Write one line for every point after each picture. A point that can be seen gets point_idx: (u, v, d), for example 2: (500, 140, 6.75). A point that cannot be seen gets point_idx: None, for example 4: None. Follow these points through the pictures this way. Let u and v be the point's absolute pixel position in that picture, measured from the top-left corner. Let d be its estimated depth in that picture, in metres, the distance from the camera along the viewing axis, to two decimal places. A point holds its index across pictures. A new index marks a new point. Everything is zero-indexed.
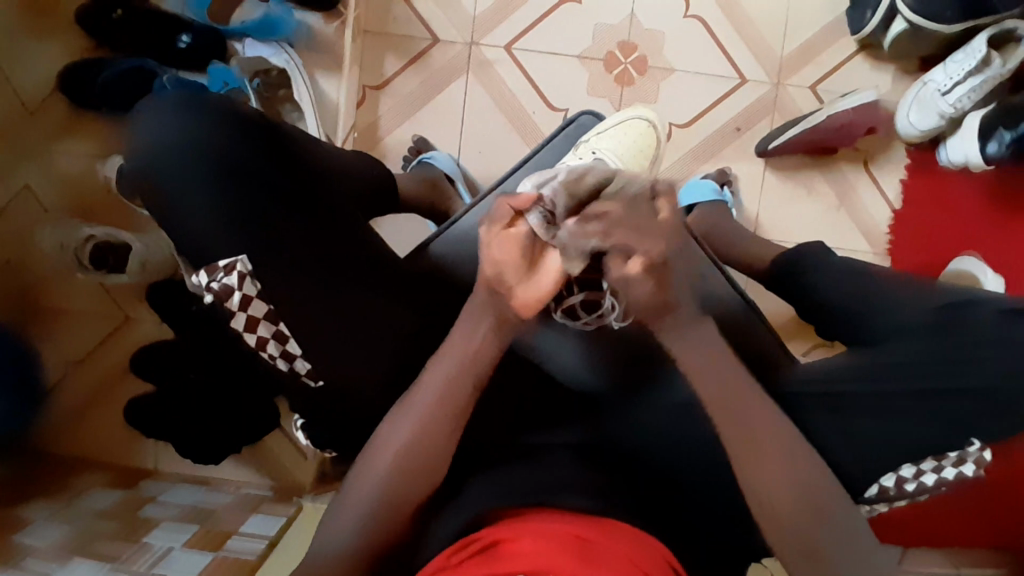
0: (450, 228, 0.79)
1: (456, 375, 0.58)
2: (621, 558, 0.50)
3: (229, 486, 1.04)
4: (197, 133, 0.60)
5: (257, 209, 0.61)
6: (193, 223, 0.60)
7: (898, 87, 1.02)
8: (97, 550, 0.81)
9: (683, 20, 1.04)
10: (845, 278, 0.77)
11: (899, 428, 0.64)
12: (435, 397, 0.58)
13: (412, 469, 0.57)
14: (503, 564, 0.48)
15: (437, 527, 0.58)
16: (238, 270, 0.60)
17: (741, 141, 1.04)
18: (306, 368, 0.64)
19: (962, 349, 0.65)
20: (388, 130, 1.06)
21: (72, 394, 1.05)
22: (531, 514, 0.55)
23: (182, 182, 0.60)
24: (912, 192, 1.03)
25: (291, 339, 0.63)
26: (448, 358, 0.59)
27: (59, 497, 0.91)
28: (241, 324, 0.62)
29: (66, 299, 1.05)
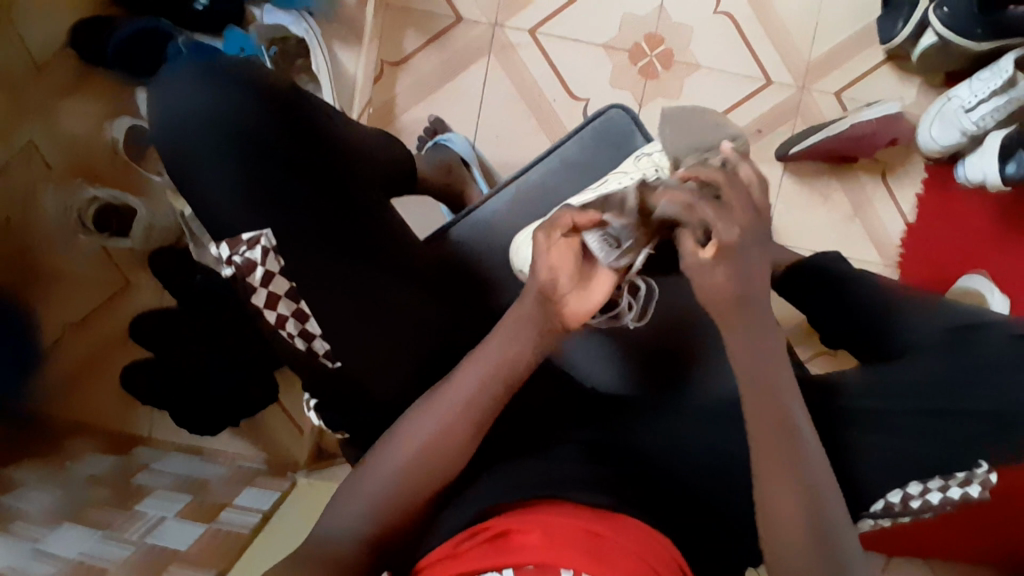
0: (470, 214, 0.77)
1: (486, 383, 0.58)
2: (632, 560, 0.50)
3: (224, 457, 1.03)
4: (226, 107, 0.58)
5: (283, 188, 0.59)
6: (213, 196, 0.58)
7: (923, 99, 1.01)
8: (89, 516, 0.81)
9: (711, 16, 1.02)
10: (858, 289, 0.75)
11: (909, 447, 0.64)
12: (462, 400, 0.57)
13: (428, 469, 0.56)
14: (509, 559, 0.49)
15: (441, 522, 0.57)
16: (262, 244, 0.59)
17: (762, 144, 1.03)
18: (326, 348, 0.62)
19: (978, 369, 0.65)
20: (405, 108, 1.04)
21: (69, 356, 1.03)
22: (545, 507, 0.54)
23: (209, 157, 0.58)
24: (926, 206, 1.03)
25: (312, 318, 0.61)
26: (476, 363, 0.59)
27: (51, 459, 0.91)
28: (261, 300, 0.61)
29: (66, 260, 1.03)
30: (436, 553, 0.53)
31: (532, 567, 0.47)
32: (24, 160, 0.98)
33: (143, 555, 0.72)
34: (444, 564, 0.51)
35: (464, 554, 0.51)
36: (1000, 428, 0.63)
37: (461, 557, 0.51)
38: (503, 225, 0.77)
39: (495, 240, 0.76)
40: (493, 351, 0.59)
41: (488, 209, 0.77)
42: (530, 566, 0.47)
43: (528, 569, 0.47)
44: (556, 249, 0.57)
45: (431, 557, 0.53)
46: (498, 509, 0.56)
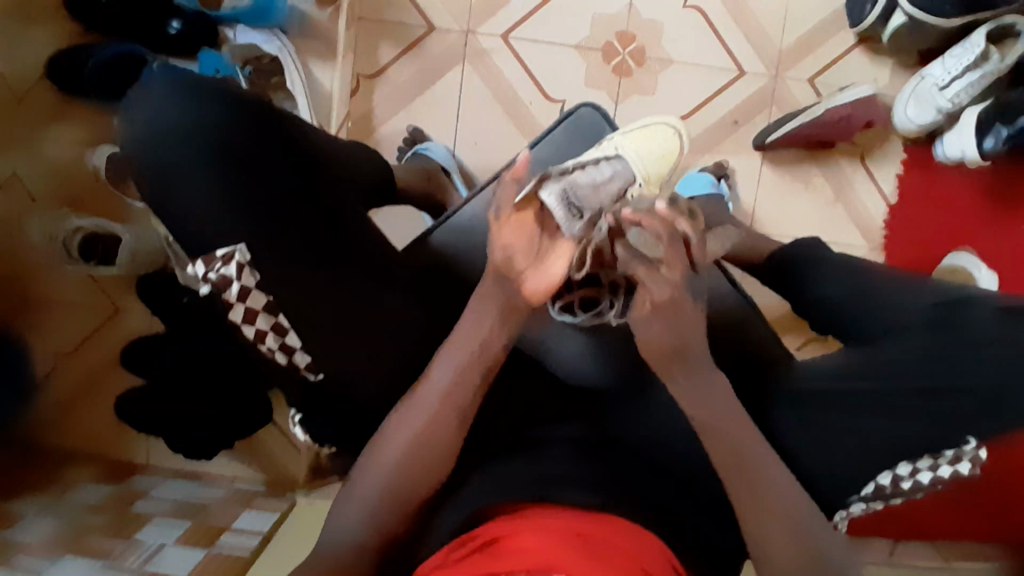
0: (449, 218, 0.77)
1: (463, 371, 0.58)
2: (627, 557, 0.50)
3: (222, 481, 1.04)
4: (202, 127, 0.58)
5: (263, 206, 0.59)
6: (191, 215, 0.59)
7: (895, 81, 1.02)
8: (88, 546, 0.80)
9: (682, 10, 1.03)
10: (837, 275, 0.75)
11: (896, 427, 0.65)
12: (438, 397, 0.57)
13: (415, 470, 0.56)
14: (499, 561, 0.47)
15: (438, 523, 0.57)
16: (236, 259, 0.59)
17: (740, 134, 1.04)
18: (306, 361, 0.63)
19: (962, 344, 0.65)
20: (383, 119, 1.04)
21: (62, 386, 1.03)
22: (535, 510, 0.55)
23: (191, 180, 0.58)
24: (907, 187, 1.03)
25: (291, 331, 0.62)
26: (452, 353, 0.59)
27: (49, 492, 0.90)
28: (239, 316, 0.61)
29: (52, 290, 1.03)
30: (427, 561, 0.53)
31: (522, 572, 0.46)
32: (11, 191, 1.00)
33: None
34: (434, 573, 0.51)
35: (455, 560, 0.51)
36: (983, 404, 0.64)
37: (448, 563, 0.51)
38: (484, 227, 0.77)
39: (474, 242, 0.77)
40: (466, 343, 0.59)
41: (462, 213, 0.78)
42: (521, 572, 0.46)
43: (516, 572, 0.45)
44: (507, 223, 0.56)
45: (422, 564, 0.53)
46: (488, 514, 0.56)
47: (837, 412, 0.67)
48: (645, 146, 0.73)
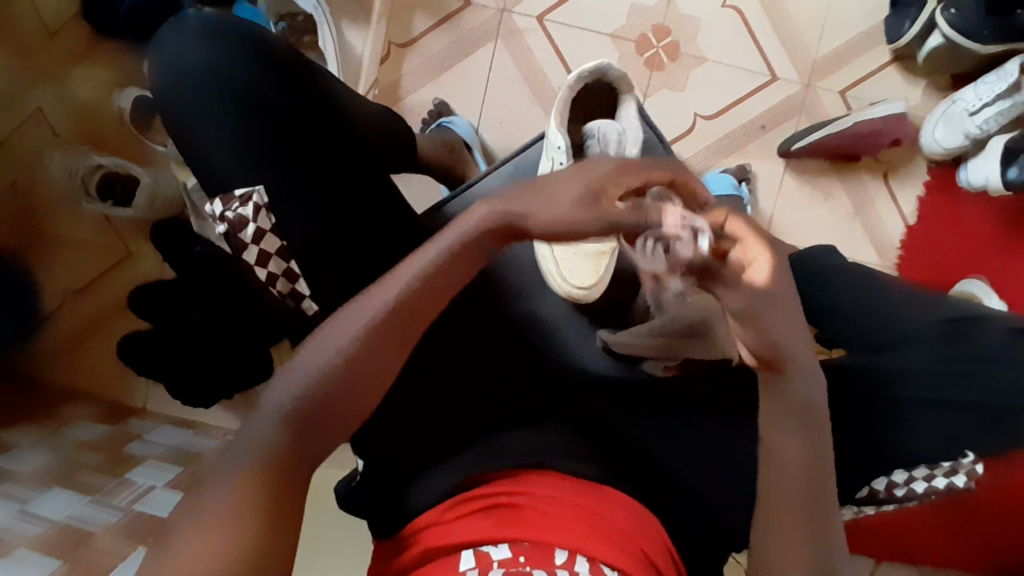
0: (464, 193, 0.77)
1: (364, 338, 0.47)
2: (616, 530, 0.54)
3: (216, 431, 1.02)
4: (217, 69, 0.59)
5: (280, 158, 0.60)
6: (215, 159, 0.59)
7: (927, 101, 1.01)
8: (76, 481, 0.83)
9: (719, 9, 1.02)
10: (843, 276, 0.74)
11: (905, 437, 0.64)
12: (390, 302, 0.48)
13: (361, 379, 0.47)
14: (511, 527, 0.52)
15: (429, 486, 0.61)
16: (254, 201, 0.59)
17: (764, 139, 1.03)
18: (313, 310, 0.63)
19: (976, 359, 0.64)
20: (411, 90, 1.04)
21: (64, 326, 1.04)
22: (534, 477, 0.59)
23: (207, 118, 0.59)
24: (928, 210, 1.02)
25: (302, 279, 0.62)
26: (356, 311, 0.48)
27: (44, 425, 0.91)
28: (252, 257, 0.62)
29: (69, 227, 1.04)
30: (425, 519, 0.57)
31: (528, 544, 0.51)
32: (33, 125, 1.00)
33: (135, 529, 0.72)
34: (438, 530, 0.55)
35: (458, 522, 0.55)
36: (987, 425, 0.64)
37: (454, 525, 0.55)
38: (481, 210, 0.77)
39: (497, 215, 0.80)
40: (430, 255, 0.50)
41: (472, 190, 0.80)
42: (526, 543, 0.51)
43: (523, 542, 0.51)
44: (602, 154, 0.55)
45: (423, 521, 0.57)
46: (485, 478, 0.60)
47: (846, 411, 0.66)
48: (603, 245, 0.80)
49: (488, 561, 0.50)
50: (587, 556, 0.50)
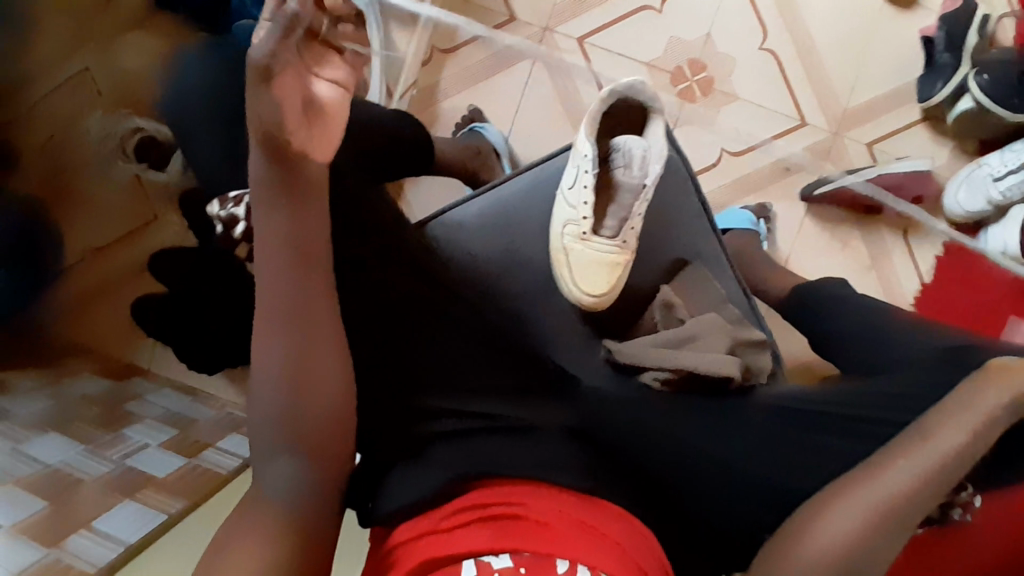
0: (443, 215, 0.79)
1: (285, 343, 0.51)
2: (608, 542, 0.54)
3: (214, 401, 1.06)
4: (218, 74, 0.71)
5: (252, 146, 0.70)
6: (205, 142, 0.73)
7: (952, 162, 1.01)
8: (75, 430, 0.85)
9: (757, 51, 1.05)
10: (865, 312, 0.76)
11: None
12: (278, 310, 0.51)
13: (303, 392, 0.51)
14: (509, 540, 0.53)
15: (407, 478, 0.61)
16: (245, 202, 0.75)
17: (786, 182, 1.05)
18: None
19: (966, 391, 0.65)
20: (448, 94, 1.08)
21: (82, 285, 1.07)
22: (530, 489, 0.59)
23: (198, 113, 0.71)
24: (943, 268, 1.01)
25: None
26: (268, 325, 0.51)
27: (48, 372, 0.94)
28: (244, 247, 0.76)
29: (100, 187, 1.06)
30: (410, 531, 0.57)
31: (529, 555, 0.52)
32: (78, 83, 0.99)
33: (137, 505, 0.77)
34: (429, 540, 0.55)
35: (451, 533, 0.55)
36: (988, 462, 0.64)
37: (447, 532, 0.55)
38: (474, 227, 0.79)
39: (503, 224, 0.80)
40: (275, 225, 0.51)
41: (475, 202, 0.81)
42: (526, 554, 0.52)
43: (523, 554, 0.52)
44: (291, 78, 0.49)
45: (403, 528, 0.58)
46: (476, 486, 0.60)
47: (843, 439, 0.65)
48: (615, 256, 0.79)
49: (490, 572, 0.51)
50: (586, 566, 0.52)
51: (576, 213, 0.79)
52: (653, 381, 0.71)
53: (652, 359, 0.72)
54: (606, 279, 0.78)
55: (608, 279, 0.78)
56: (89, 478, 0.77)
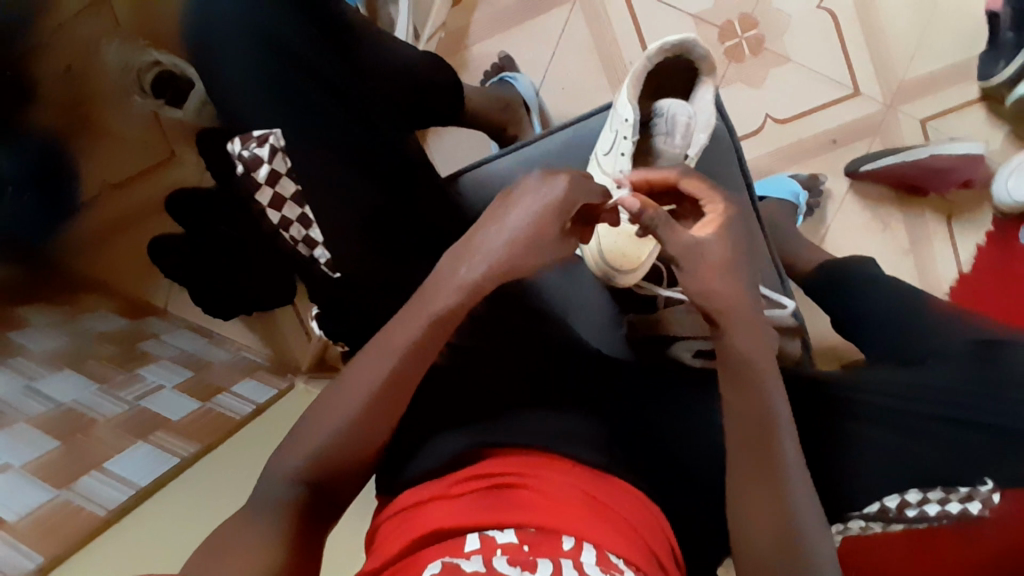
0: (480, 167, 0.78)
1: (365, 376, 0.53)
2: (623, 523, 0.50)
3: (229, 344, 1.08)
4: (264, 12, 0.64)
5: (303, 90, 0.65)
6: (233, 87, 0.66)
7: (1007, 148, 0.95)
8: (89, 369, 0.86)
9: (813, 10, 0.99)
10: (909, 304, 0.71)
11: (925, 460, 0.58)
12: (408, 342, 0.54)
13: (355, 424, 0.52)
14: (510, 514, 0.48)
15: (434, 447, 0.59)
16: (269, 145, 0.75)
17: (830, 155, 0.99)
18: (323, 255, 0.79)
19: (1004, 381, 0.59)
20: (478, 40, 1.03)
21: (101, 219, 1.06)
22: (543, 465, 0.55)
23: (240, 49, 0.64)
24: (984, 259, 0.96)
25: (314, 228, 0.79)
26: (357, 384, 0.53)
27: (65, 308, 0.95)
28: (267, 199, 0.81)
29: (121, 119, 1.04)
30: (415, 497, 0.54)
31: (534, 530, 0.47)
32: (94, 12, 1.01)
33: (146, 445, 0.77)
34: (432, 506, 0.51)
35: (457, 499, 0.51)
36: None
37: (451, 502, 0.51)
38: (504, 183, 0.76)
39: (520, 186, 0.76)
40: (438, 303, 0.55)
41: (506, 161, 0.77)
42: (532, 530, 0.46)
43: (529, 530, 0.46)
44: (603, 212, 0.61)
45: (412, 491, 0.55)
46: (489, 453, 0.57)
47: (862, 422, 0.61)
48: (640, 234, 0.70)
49: (492, 543, 0.45)
50: (591, 544, 0.46)
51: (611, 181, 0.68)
52: (684, 353, 0.70)
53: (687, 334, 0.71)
54: (623, 261, 0.72)
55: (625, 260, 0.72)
56: (101, 419, 0.77)
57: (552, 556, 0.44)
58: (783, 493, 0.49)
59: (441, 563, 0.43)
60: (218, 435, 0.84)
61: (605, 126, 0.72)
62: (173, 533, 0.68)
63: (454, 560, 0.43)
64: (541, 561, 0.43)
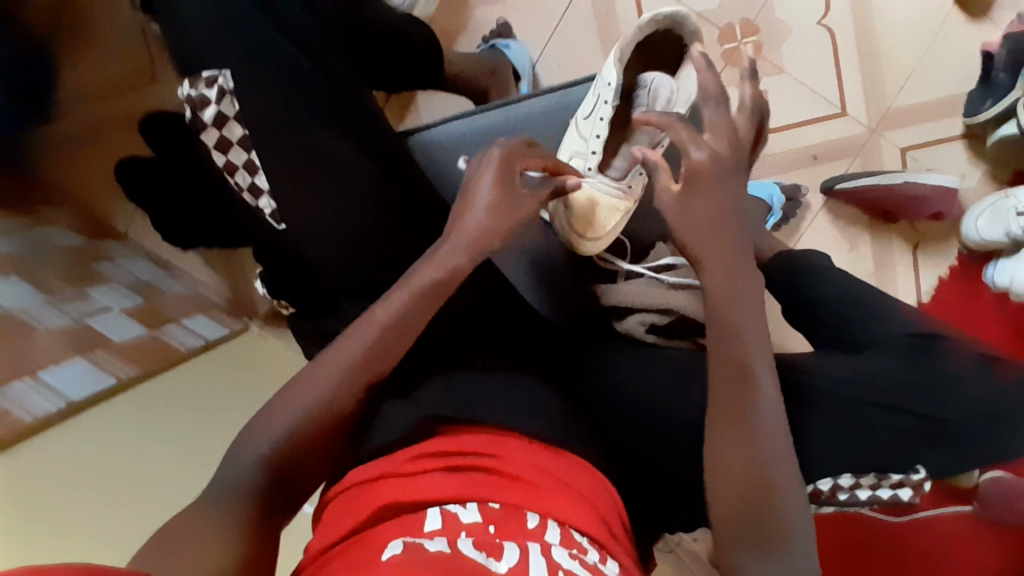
0: (438, 126, 0.76)
1: (348, 355, 0.53)
2: (578, 496, 0.50)
3: (187, 279, 1.06)
4: None
5: (296, 29, 0.65)
6: None
7: (981, 186, 0.97)
8: (38, 279, 0.83)
9: (814, 25, 1.00)
10: (862, 288, 0.73)
11: (863, 452, 0.63)
12: (389, 322, 0.54)
13: (330, 404, 0.51)
14: (476, 490, 0.48)
15: (386, 416, 0.56)
16: (219, 85, 0.59)
17: (810, 171, 1.01)
18: (270, 208, 0.64)
19: (940, 379, 0.63)
20: (481, 5, 1.02)
21: (73, 134, 1.03)
22: (500, 440, 0.53)
23: None
24: (944, 291, 0.98)
25: (260, 173, 0.63)
26: (330, 358, 0.53)
27: (24, 219, 0.93)
28: (213, 141, 0.63)
29: (107, 33, 1.02)
30: (373, 470, 0.52)
31: (497, 506, 0.47)
32: None
33: (83, 361, 0.76)
34: (390, 485, 0.49)
35: (413, 478, 0.49)
36: (954, 451, 0.62)
37: (409, 482, 0.49)
38: (462, 145, 0.75)
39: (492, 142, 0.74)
40: (421, 281, 0.56)
41: (468, 123, 0.75)
42: (495, 506, 0.47)
43: (495, 505, 0.47)
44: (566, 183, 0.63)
45: (374, 463, 0.52)
46: (448, 430, 0.55)
47: (806, 411, 0.65)
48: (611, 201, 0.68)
49: (455, 525, 0.44)
50: (556, 521, 0.47)
51: (584, 146, 0.68)
52: (638, 328, 0.70)
53: (645, 303, 0.71)
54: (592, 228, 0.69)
55: (593, 227, 0.69)
56: (43, 329, 0.76)
57: (518, 538, 0.44)
58: (776, 497, 0.48)
59: (403, 544, 0.41)
60: (161, 362, 0.83)
61: (589, 91, 0.71)
62: (96, 451, 0.66)
63: (417, 540, 0.42)
64: (507, 545, 0.43)
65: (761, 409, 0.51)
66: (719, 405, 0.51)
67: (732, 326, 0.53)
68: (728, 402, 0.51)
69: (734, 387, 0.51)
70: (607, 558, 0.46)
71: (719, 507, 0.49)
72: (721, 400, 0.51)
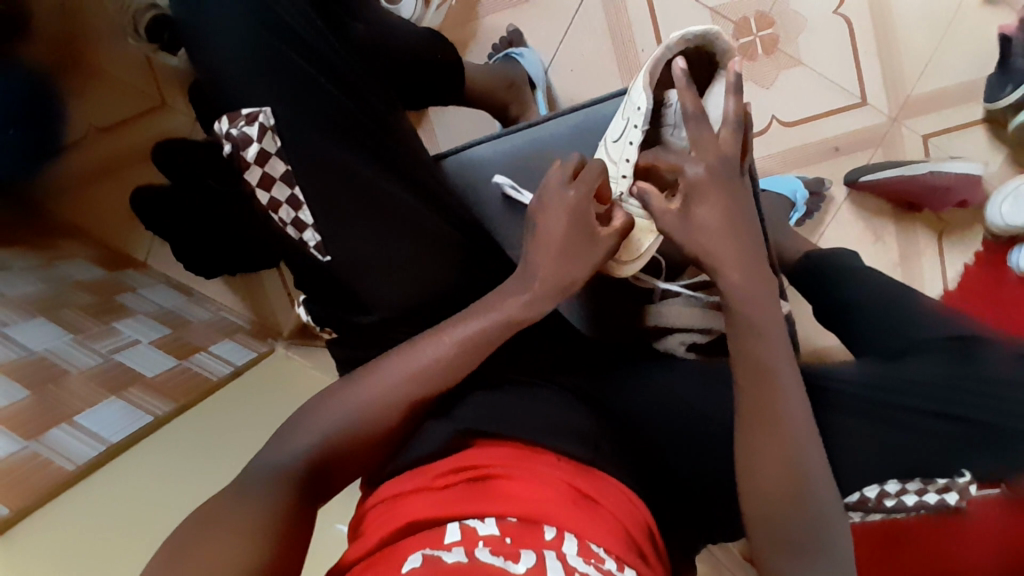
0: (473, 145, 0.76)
1: (390, 381, 0.56)
2: (613, 519, 0.49)
3: (210, 304, 1.06)
4: None
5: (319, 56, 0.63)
6: None
7: (1004, 171, 0.96)
8: (62, 317, 0.83)
9: (830, 14, 0.98)
10: (895, 291, 0.72)
11: (903, 453, 0.61)
12: (433, 358, 0.57)
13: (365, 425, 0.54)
14: (497, 503, 0.47)
15: (427, 431, 0.57)
16: (260, 121, 0.59)
17: (831, 163, 1.00)
18: (314, 240, 0.64)
19: (980, 380, 0.62)
20: (490, 11, 1.01)
21: (85, 162, 1.03)
22: (529, 456, 0.53)
23: None
24: (970, 278, 0.98)
25: (304, 207, 0.63)
26: (371, 382, 0.56)
27: (40, 255, 0.93)
28: (254, 178, 0.62)
29: (113, 60, 1.01)
30: (404, 485, 0.51)
31: (514, 520, 0.45)
32: None
33: (118, 400, 0.75)
34: (415, 498, 0.49)
35: (438, 492, 0.49)
36: (995, 447, 0.60)
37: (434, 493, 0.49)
38: (492, 163, 0.75)
39: (519, 162, 0.75)
40: (474, 325, 0.58)
41: (500, 141, 0.76)
42: (513, 519, 0.45)
43: (511, 519, 0.45)
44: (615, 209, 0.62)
45: (402, 479, 0.52)
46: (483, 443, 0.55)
47: (840, 411, 0.62)
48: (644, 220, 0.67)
49: (473, 537, 0.44)
50: (573, 534, 0.45)
51: (616, 170, 0.67)
52: (678, 348, 0.72)
53: (683, 323, 0.72)
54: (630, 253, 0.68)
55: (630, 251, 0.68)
56: (74, 370, 0.75)
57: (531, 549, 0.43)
58: (801, 499, 0.50)
59: (421, 557, 0.41)
60: (196, 393, 0.83)
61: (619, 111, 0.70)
62: (139, 492, 0.66)
63: (435, 552, 0.42)
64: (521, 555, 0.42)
65: (786, 410, 0.52)
66: (754, 413, 0.52)
67: (749, 342, 0.54)
68: (758, 411, 0.52)
69: (768, 399, 0.52)
70: (626, 566, 0.45)
71: (753, 508, 0.51)
72: (753, 408, 0.52)
